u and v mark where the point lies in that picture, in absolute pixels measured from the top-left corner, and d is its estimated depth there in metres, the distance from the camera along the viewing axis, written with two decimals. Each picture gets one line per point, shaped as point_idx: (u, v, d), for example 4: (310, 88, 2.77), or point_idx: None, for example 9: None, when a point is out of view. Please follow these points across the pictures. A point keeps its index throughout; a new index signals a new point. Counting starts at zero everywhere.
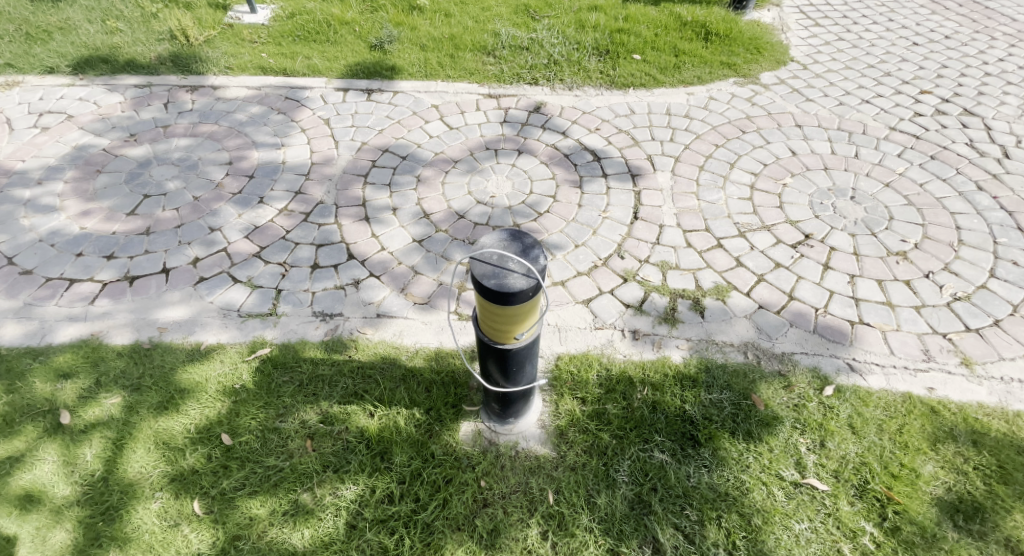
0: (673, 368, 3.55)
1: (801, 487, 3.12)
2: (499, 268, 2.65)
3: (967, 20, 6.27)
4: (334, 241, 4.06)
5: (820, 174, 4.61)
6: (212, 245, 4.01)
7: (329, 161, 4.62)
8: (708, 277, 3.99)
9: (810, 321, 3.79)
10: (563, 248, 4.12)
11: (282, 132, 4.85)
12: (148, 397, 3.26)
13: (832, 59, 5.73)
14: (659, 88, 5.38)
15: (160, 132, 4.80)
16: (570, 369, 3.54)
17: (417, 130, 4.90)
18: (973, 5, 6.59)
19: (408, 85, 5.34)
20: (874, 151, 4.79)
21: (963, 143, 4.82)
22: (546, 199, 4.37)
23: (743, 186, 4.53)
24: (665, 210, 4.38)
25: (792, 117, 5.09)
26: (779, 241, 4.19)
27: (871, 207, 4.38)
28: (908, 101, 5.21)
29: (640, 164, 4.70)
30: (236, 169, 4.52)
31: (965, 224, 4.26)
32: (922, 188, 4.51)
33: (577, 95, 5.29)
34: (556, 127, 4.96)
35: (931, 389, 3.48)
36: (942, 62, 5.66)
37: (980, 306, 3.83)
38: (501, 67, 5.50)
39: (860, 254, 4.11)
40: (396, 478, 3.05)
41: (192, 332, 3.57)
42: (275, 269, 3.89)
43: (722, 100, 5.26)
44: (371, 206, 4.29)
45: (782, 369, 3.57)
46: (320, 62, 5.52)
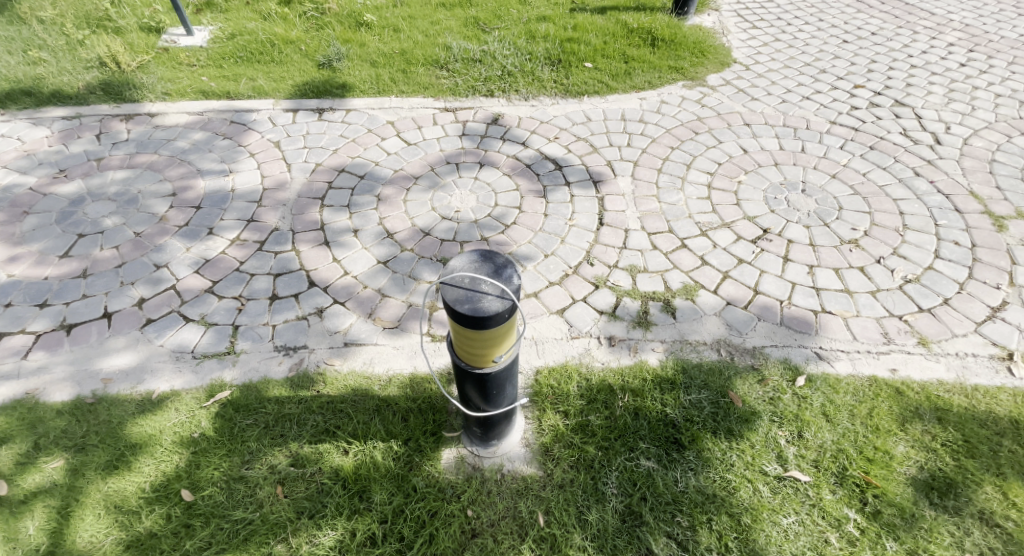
0: (651, 372, 3.53)
1: (784, 480, 3.15)
2: (473, 291, 2.56)
3: (890, 17, 6.65)
4: (293, 269, 3.86)
5: (771, 170, 4.74)
6: (159, 283, 3.73)
7: (282, 186, 4.41)
8: (676, 278, 4.01)
9: (777, 314, 3.85)
10: (533, 259, 4.06)
11: (229, 157, 4.61)
12: (95, 456, 2.98)
13: (772, 59, 5.95)
14: (612, 95, 5.43)
15: (93, 166, 4.47)
16: (550, 383, 3.47)
17: (373, 148, 4.76)
18: (894, 2, 6.99)
19: (360, 102, 5.19)
20: (818, 144, 4.96)
21: (898, 132, 5.07)
22: (511, 211, 4.31)
23: (700, 186, 4.60)
24: (629, 214, 4.39)
25: (740, 116, 5.23)
26: (739, 237, 4.26)
27: (821, 199, 4.53)
28: (844, 96, 5.45)
29: (601, 170, 4.71)
30: (181, 200, 4.25)
31: (908, 209, 4.45)
32: (865, 177, 4.69)
33: (533, 105, 5.27)
34: (515, 137, 4.92)
35: (893, 370, 3.60)
36: (871, 57, 5.97)
37: (930, 286, 4.00)
38: (455, 80, 5.43)
39: (816, 244, 4.23)
40: (377, 518, 2.89)
41: (142, 380, 3.30)
42: (230, 304, 3.65)
43: (673, 103, 5.35)
44: (330, 229, 4.11)
45: (755, 363, 3.62)
46: (266, 83, 5.29)
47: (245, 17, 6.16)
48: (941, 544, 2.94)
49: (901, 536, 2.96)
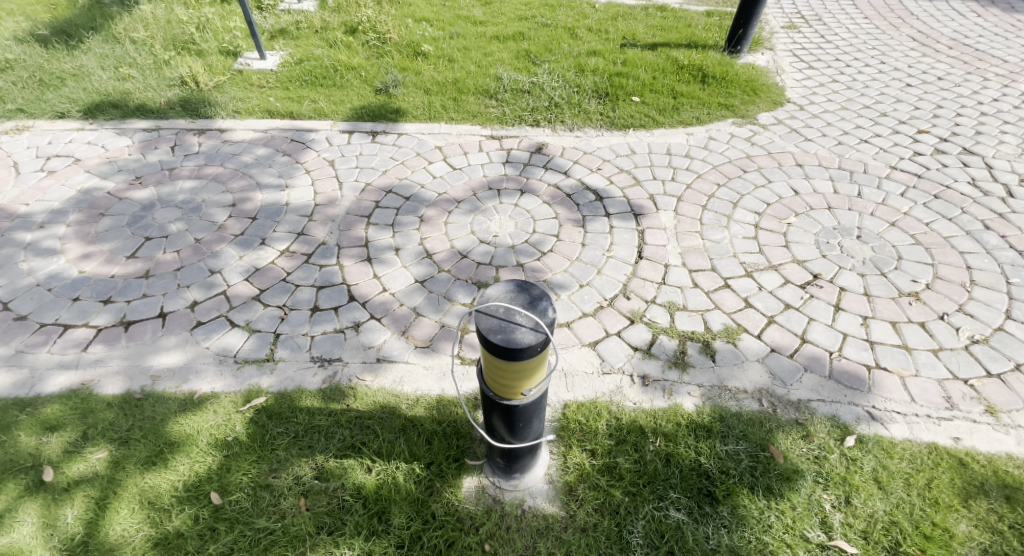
0: (686, 417, 3.39)
1: (828, 550, 2.93)
2: (506, 322, 2.54)
3: (960, 62, 6.34)
4: (335, 283, 3.96)
5: (824, 214, 4.53)
6: (211, 287, 3.92)
7: (332, 202, 4.58)
8: (717, 319, 3.86)
9: (825, 366, 3.64)
10: (567, 288, 4.01)
11: (286, 173, 4.84)
12: (136, 451, 3.11)
13: (828, 100, 5.76)
14: (659, 129, 5.39)
15: (165, 175, 4.80)
16: (578, 418, 3.39)
17: (420, 170, 4.89)
18: (964, 47, 6.67)
19: (411, 127, 5.37)
20: (877, 190, 4.72)
21: (967, 182, 4.76)
22: (549, 239, 4.30)
23: (746, 225, 4.45)
24: (669, 250, 4.29)
25: (792, 156, 5.07)
26: (786, 281, 4.08)
27: (878, 247, 4.28)
28: (906, 141, 5.20)
29: (643, 204, 4.64)
30: (239, 210, 4.48)
31: (976, 264, 4.15)
32: (929, 227, 4.41)
33: (578, 135, 5.30)
34: (558, 167, 4.94)
35: (957, 439, 3.31)
36: (937, 103, 5.68)
37: (1000, 349, 3.69)
38: (503, 109, 5.55)
39: (871, 294, 3.99)
40: (394, 542, 2.87)
41: (186, 380, 3.44)
42: (274, 312, 3.78)
43: (721, 140, 5.26)
44: (373, 247, 4.22)
45: (799, 417, 3.41)
46: (326, 105, 5.57)
47: (313, 44, 6.55)
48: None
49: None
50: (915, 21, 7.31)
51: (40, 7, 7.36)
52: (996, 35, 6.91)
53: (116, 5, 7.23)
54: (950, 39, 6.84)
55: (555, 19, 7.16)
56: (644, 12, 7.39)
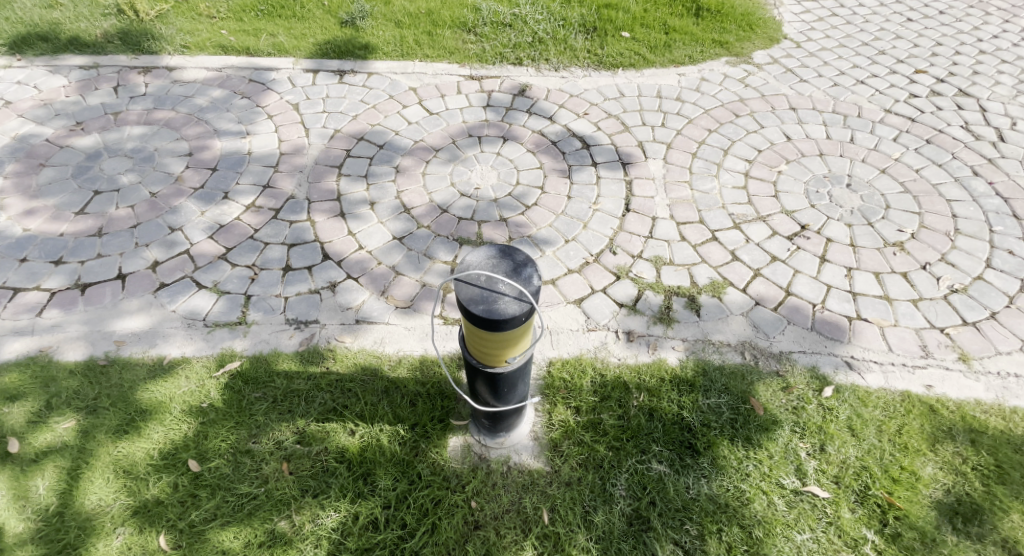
0: (669, 372, 3.39)
1: (801, 495, 3.01)
2: (488, 291, 2.41)
3: None
4: (307, 240, 3.75)
5: (815, 160, 4.41)
6: (173, 246, 3.67)
7: (299, 150, 4.27)
8: (704, 273, 3.80)
9: (807, 317, 3.65)
10: (552, 244, 3.87)
11: (247, 118, 4.47)
12: (105, 419, 2.98)
13: (825, 36, 5.50)
14: (649, 69, 5.09)
15: (110, 120, 4.38)
16: (563, 376, 3.36)
17: (393, 115, 4.56)
18: None
19: (382, 65, 4.97)
20: (870, 135, 4.59)
21: (959, 126, 4.65)
22: (533, 190, 4.12)
23: (737, 174, 4.31)
24: (657, 201, 4.14)
25: (786, 99, 4.86)
26: (774, 232, 4.00)
27: (867, 195, 4.21)
28: (902, 81, 5.02)
29: (631, 151, 4.44)
30: (197, 160, 4.15)
31: (962, 212, 4.12)
32: (918, 173, 4.34)
33: (564, 76, 4.98)
34: (542, 111, 4.66)
35: (929, 386, 3.39)
36: (936, 39, 5.47)
37: (978, 298, 3.73)
38: (483, 45, 5.15)
39: (857, 245, 3.95)
40: (381, 503, 2.84)
41: (154, 344, 3.27)
42: (243, 272, 3.58)
43: (714, 81, 5.00)
44: (347, 200, 3.98)
45: (780, 369, 3.44)
46: (286, 40, 5.10)
47: None
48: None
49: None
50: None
51: None
52: None
53: None
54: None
55: None
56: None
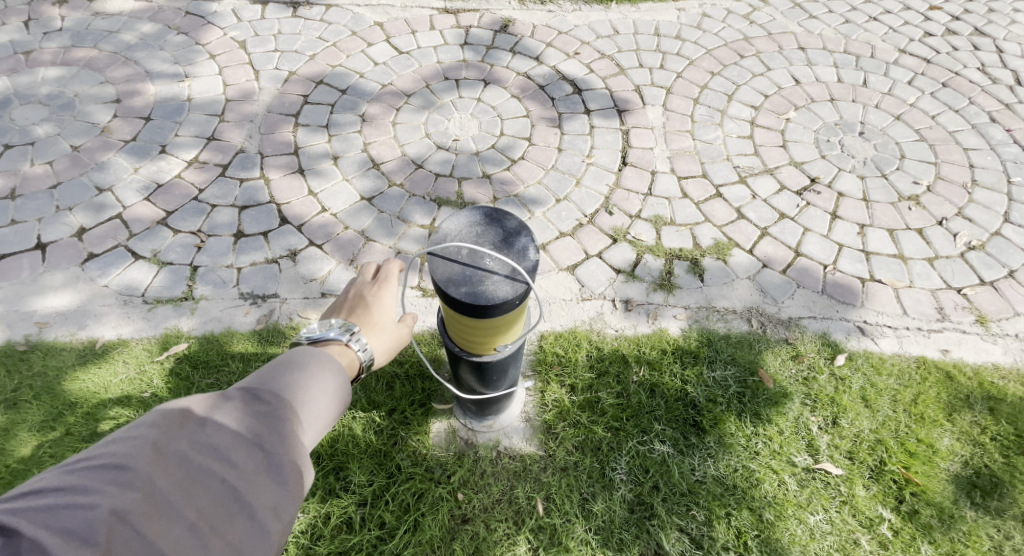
0: (671, 343, 3.06)
1: (814, 473, 2.74)
2: (472, 270, 2.00)
3: None
4: (262, 201, 3.27)
5: (825, 106, 4.04)
6: (102, 210, 3.16)
7: (248, 96, 3.73)
8: (708, 233, 3.45)
9: (818, 281, 3.34)
10: (542, 204, 3.46)
11: (184, 57, 3.89)
12: (27, 415, 2.52)
13: None
14: (645, 3, 4.62)
15: (20, 60, 3.78)
16: (556, 350, 3.01)
17: (357, 54, 4.02)
18: None
19: None
20: (883, 78, 4.22)
21: (976, 68, 4.30)
22: (520, 142, 3.68)
23: (742, 122, 3.93)
24: (656, 153, 3.75)
25: (793, 38, 4.44)
26: (782, 187, 3.65)
27: (881, 145, 3.86)
28: (917, 19, 4.63)
29: (628, 97, 4.01)
30: (126, 107, 3.59)
31: (979, 162, 3.81)
32: (934, 120, 4.00)
33: (552, 10, 4.48)
34: (527, 50, 4.17)
35: (945, 351, 3.13)
36: None
37: (995, 255, 3.45)
38: None
39: (870, 199, 3.63)
40: (356, 501, 2.51)
41: (84, 325, 2.80)
42: (188, 240, 3.10)
43: (716, 18, 4.56)
44: (305, 154, 3.49)
45: (789, 336, 3.14)
46: None
47: None
48: (981, 550, 2.53)
49: (937, 539, 2.56)
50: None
51: None
52: None
53: None
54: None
55: None
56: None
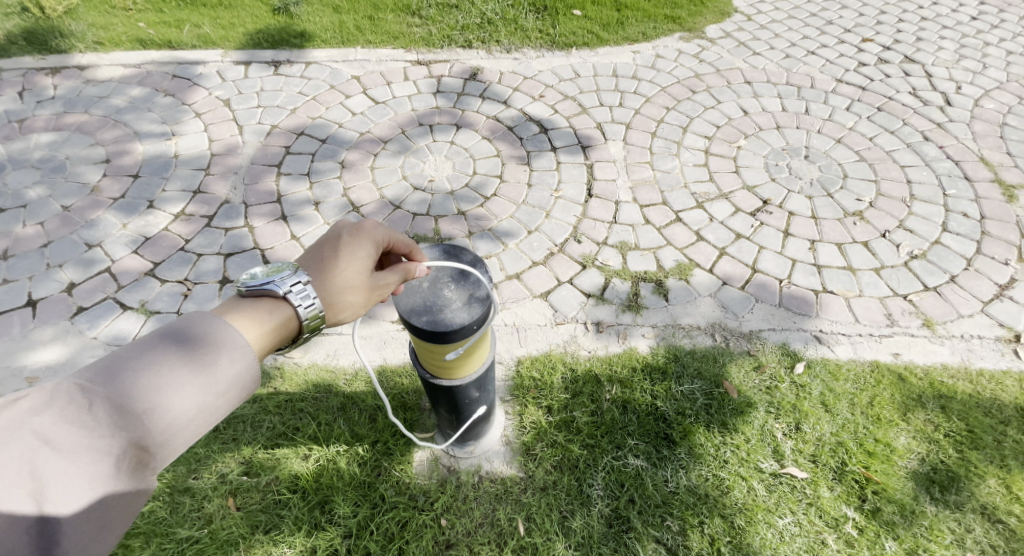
0: (640, 361, 3.26)
1: (781, 478, 2.90)
2: (433, 301, 2.20)
3: None
4: (246, 248, 3.48)
5: (773, 134, 4.32)
6: (91, 265, 3.36)
7: (233, 150, 3.99)
8: (670, 256, 3.68)
9: (775, 294, 3.57)
10: (515, 237, 3.70)
11: (171, 117, 4.16)
12: None
13: (775, 9, 5.43)
14: (603, 48, 4.93)
15: (14, 129, 4.04)
16: (532, 375, 3.19)
17: (336, 107, 4.30)
18: None
19: (322, 53, 4.70)
20: (823, 106, 4.53)
21: (908, 92, 4.63)
22: (492, 179, 3.93)
23: (697, 152, 4.20)
24: (619, 185, 4.01)
25: (741, 73, 4.76)
26: (737, 209, 3.90)
27: (825, 166, 4.14)
28: (850, 51, 4.98)
29: (590, 134, 4.29)
30: (116, 167, 3.83)
31: (916, 177, 4.09)
32: (871, 142, 4.29)
33: (517, 58, 4.79)
34: (495, 95, 4.47)
35: (896, 354, 3.34)
36: (881, 9, 5.45)
37: (937, 263, 3.69)
38: (429, 29, 4.91)
39: (818, 216, 3.89)
40: (341, 532, 2.64)
41: None
42: (175, 289, 3.28)
43: (669, 59, 4.87)
44: (289, 201, 3.72)
45: (750, 348, 3.35)
46: (212, 30, 4.79)
47: None
48: (942, 543, 2.69)
49: (900, 534, 2.72)
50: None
51: None
52: None
53: None
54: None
55: None
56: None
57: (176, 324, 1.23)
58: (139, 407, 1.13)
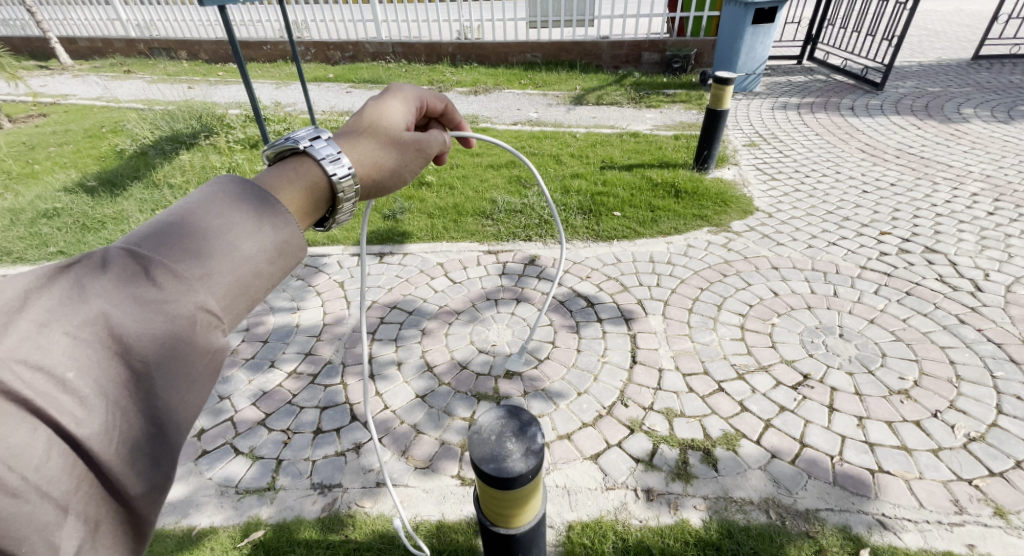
0: (693, 534, 3.26)
1: None
2: (498, 450, 2.57)
3: (908, 170, 6.66)
4: (339, 402, 4.02)
5: (805, 313, 4.63)
6: (220, 414, 3.98)
7: (341, 320, 4.75)
8: (716, 425, 3.85)
9: (828, 472, 3.56)
10: (566, 397, 4.04)
11: (299, 296, 5.04)
12: None
13: (793, 208, 6.03)
14: (641, 240, 5.61)
15: None
16: (583, 542, 3.26)
17: (422, 285, 5.09)
18: (909, 156, 7.02)
19: (416, 246, 5.63)
20: (851, 290, 4.82)
21: (934, 279, 4.88)
22: (546, 345, 4.41)
23: (733, 327, 4.54)
24: (662, 353, 4.35)
25: (767, 260, 5.24)
26: (778, 382, 4.10)
27: (861, 344, 4.34)
28: (871, 241, 5.39)
29: (633, 308, 4.77)
30: (252, 334, 4.65)
31: (959, 358, 4.19)
32: (906, 323, 4.49)
33: (567, 248, 5.51)
34: (550, 276, 5.11)
35: (971, 546, 3.17)
36: (894, 206, 5.93)
37: (998, 446, 3.64)
38: (499, 227, 5.83)
39: (862, 393, 4.00)
40: None
41: (186, 515, 3.38)
42: (278, 437, 3.80)
43: (700, 248, 5.46)
44: (376, 362, 4.31)
45: (810, 528, 3.28)
46: (340, 232, 5.89)
47: None
48: None
49: None
50: (862, 135, 7.75)
51: (89, 159, 8.13)
52: (938, 144, 7.29)
53: (157, 154, 7.88)
54: (896, 149, 7.22)
55: (541, 148, 7.67)
56: (619, 138, 7.93)
57: (172, 227, 1.28)
58: (194, 272, 1.22)
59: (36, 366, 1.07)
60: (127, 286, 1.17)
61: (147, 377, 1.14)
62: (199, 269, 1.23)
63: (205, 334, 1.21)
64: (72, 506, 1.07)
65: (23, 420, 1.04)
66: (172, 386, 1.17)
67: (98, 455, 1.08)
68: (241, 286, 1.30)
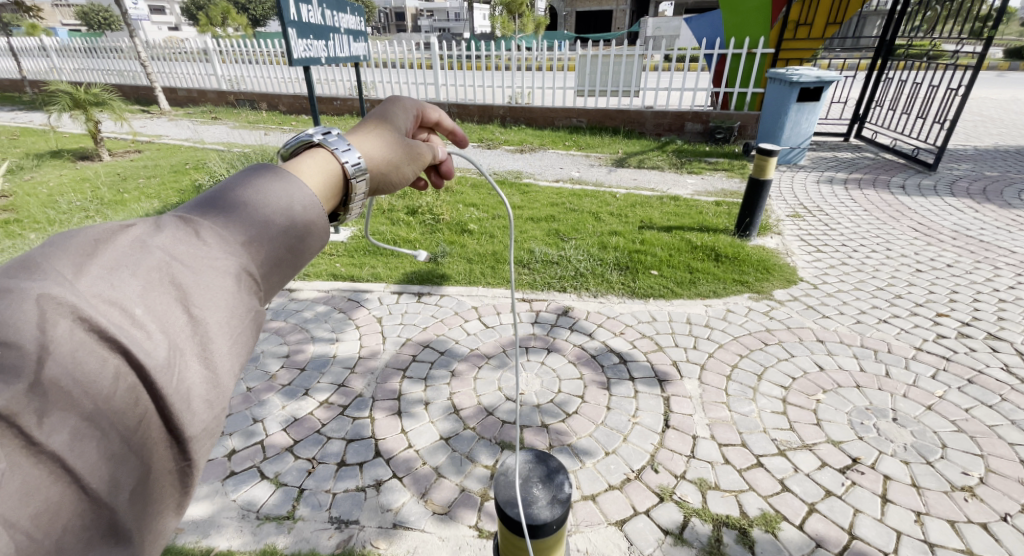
0: None
1: None
2: (523, 496, 2.52)
3: (965, 252, 6.43)
4: (364, 436, 4.07)
5: (853, 392, 4.41)
6: (251, 435, 4.09)
7: (375, 355, 4.88)
8: (753, 503, 3.59)
9: None
10: (593, 455, 3.93)
11: (339, 328, 5.25)
12: None
13: (840, 280, 5.91)
14: (677, 299, 5.60)
15: None
16: None
17: (456, 327, 5.20)
18: (967, 239, 6.77)
19: (454, 289, 5.80)
20: (905, 370, 4.61)
21: (998, 367, 4.61)
22: (574, 398, 4.37)
23: (774, 399, 4.37)
24: (696, 420, 4.20)
25: (812, 331, 5.11)
26: (824, 463, 3.84)
27: (918, 432, 4.05)
28: (926, 322, 5.17)
29: (666, 369, 4.69)
30: (291, 361, 4.83)
31: None
32: (968, 413, 4.20)
33: (602, 302, 5.57)
34: (583, 328, 5.16)
35: None
36: (950, 288, 5.70)
37: None
38: (535, 276, 5.95)
39: (920, 486, 3.67)
40: None
41: (207, 535, 3.42)
42: (303, 465, 3.85)
43: (739, 312, 5.40)
44: (405, 400, 4.38)
45: None
46: (384, 271, 6.17)
47: (379, 221, 7.39)
48: None
49: None
50: (913, 214, 7.56)
51: (171, 192, 8.86)
52: (999, 229, 7.00)
53: None
54: (950, 230, 7.00)
55: (582, 205, 7.84)
56: (659, 200, 8.06)
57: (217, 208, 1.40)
58: (238, 238, 1.35)
59: (111, 301, 1.13)
60: (181, 244, 1.27)
61: (202, 320, 1.21)
62: (241, 238, 1.35)
63: (247, 291, 1.31)
64: (135, 438, 1.11)
65: (97, 348, 1.08)
66: (224, 333, 1.23)
67: (163, 389, 1.12)
68: (276, 261, 1.42)
